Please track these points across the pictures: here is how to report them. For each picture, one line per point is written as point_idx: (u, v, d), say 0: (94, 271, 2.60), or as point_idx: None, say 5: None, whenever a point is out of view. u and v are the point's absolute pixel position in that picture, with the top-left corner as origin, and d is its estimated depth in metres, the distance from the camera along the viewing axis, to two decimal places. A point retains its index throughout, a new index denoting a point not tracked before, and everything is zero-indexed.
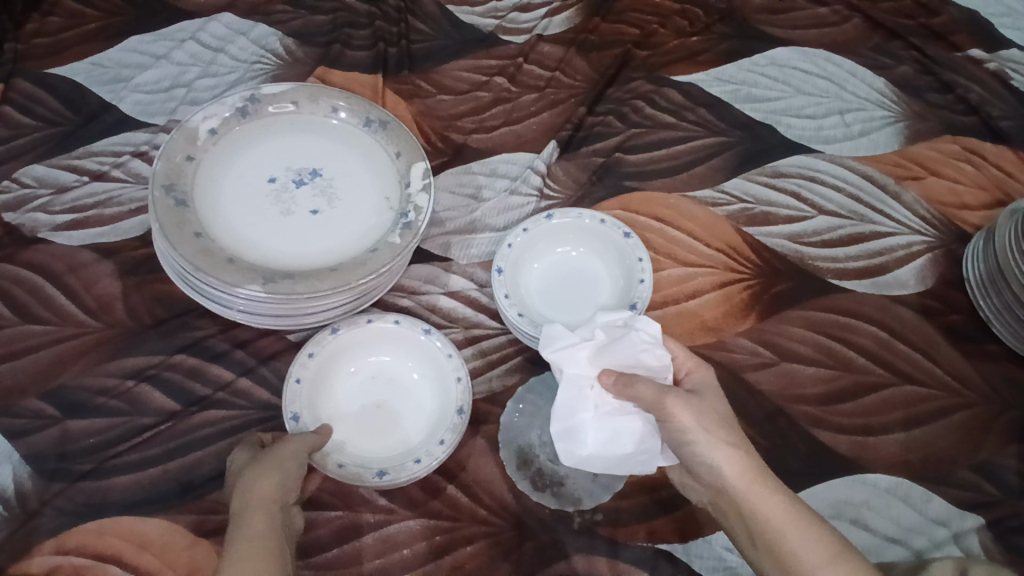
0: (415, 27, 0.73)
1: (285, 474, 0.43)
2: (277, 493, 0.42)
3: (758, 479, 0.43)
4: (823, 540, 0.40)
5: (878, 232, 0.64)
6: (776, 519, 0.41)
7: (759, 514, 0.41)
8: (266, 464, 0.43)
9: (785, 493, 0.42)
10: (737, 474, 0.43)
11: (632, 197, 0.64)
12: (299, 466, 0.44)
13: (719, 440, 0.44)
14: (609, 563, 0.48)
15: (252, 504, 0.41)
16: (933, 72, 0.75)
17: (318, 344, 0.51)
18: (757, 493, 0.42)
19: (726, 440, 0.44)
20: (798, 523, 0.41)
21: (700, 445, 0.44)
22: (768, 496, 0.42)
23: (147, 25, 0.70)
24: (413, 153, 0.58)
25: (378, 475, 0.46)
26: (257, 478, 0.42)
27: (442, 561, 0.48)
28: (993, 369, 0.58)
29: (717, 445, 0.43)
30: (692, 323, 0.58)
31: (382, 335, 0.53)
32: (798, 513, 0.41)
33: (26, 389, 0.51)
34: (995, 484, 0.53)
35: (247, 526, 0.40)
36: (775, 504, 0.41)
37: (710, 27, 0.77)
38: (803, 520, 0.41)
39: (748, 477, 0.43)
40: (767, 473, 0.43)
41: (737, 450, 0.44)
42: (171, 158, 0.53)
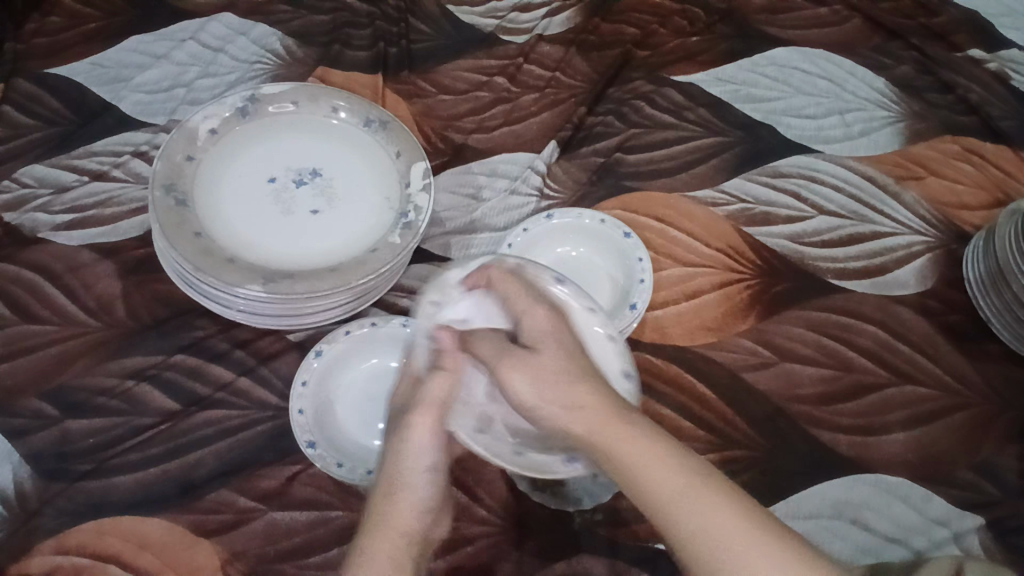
0: (415, 27, 0.73)
1: (422, 479, 0.41)
2: (420, 508, 0.40)
3: (611, 417, 0.38)
4: (695, 486, 0.35)
5: (879, 232, 0.64)
6: (641, 472, 0.36)
7: (613, 449, 0.37)
8: (398, 463, 0.42)
9: (649, 427, 0.38)
10: (598, 412, 0.38)
11: (632, 197, 0.65)
12: (436, 470, 0.42)
13: (552, 394, 0.40)
14: (609, 563, 0.48)
15: (396, 512, 0.40)
16: (933, 73, 0.75)
17: (466, 273, 0.55)
18: (614, 440, 0.37)
19: (562, 387, 0.39)
20: (675, 472, 0.35)
21: (540, 403, 0.40)
22: (633, 430, 0.37)
23: (147, 25, 0.70)
24: (413, 153, 0.58)
25: (568, 464, 0.43)
26: (396, 479, 0.41)
27: (441, 561, 0.47)
28: (993, 370, 0.58)
29: (566, 403, 0.39)
30: (693, 323, 0.58)
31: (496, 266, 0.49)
32: (667, 453, 0.36)
33: (26, 389, 0.51)
34: (995, 484, 0.53)
35: (378, 540, 0.39)
36: (628, 434, 0.37)
37: (711, 27, 0.77)
38: (673, 460, 0.36)
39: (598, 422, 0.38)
40: (623, 408, 0.39)
41: (583, 396, 0.39)
42: (172, 158, 0.54)
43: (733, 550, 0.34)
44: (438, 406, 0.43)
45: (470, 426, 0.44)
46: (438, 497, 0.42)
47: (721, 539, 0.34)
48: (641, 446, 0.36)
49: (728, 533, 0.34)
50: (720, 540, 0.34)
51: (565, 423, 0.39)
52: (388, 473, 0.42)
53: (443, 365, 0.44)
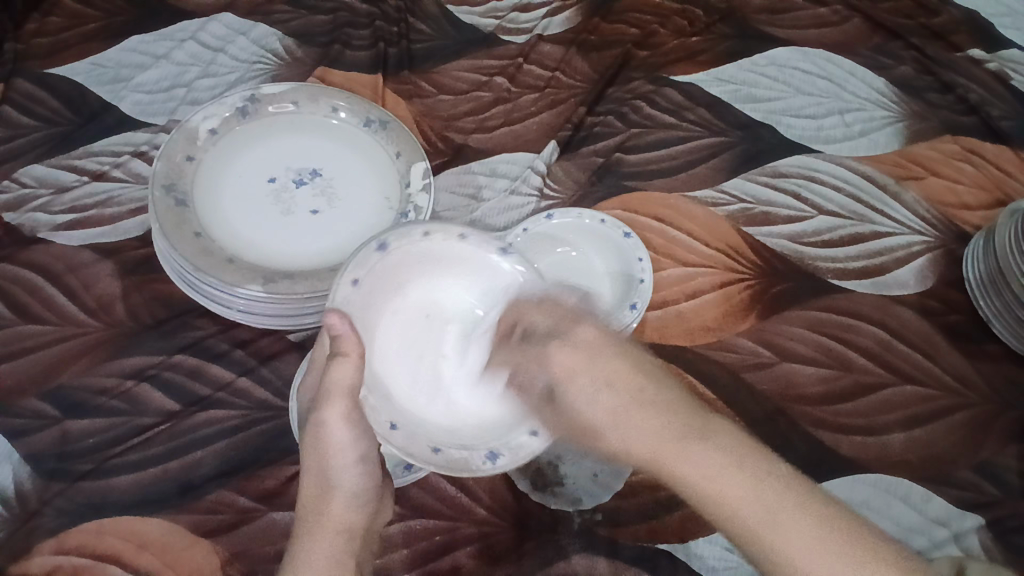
0: (415, 27, 0.73)
1: (348, 472, 0.44)
2: (351, 501, 0.43)
3: (663, 442, 0.37)
4: (778, 503, 0.35)
5: (879, 232, 0.64)
6: (708, 485, 0.36)
7: (674, 473, 0.37)
8: (326, 459, 0.44)
9: (680, 424, 0.38)
10: (641, 446, 0.38)
11: (633, 197, 0.65)
12: (365, 460, 0.45)
13: (597, 401, 0.40)
14: (609, 563, 0.48)
15: (329, 508, 0.43)
16: (933, 73, 0.75)
17: (396, 240, 0.46)
18: (674, 454, 0.37)
19: (634, 403, 0.39)
20: (747, 480, 0.35)
21: (601, 428, 0.40)
22: (693, 448, 0.37)
23: (147, 25, 0.70)
24: (413, 153, 0.58)
25: (490, 461, 0.45)
26: (325, 472, 0.44)
27: (441, 561, 0.48)
28: (994, 370, 0.58)
29: (634, 421, 0.39)
30: (693, 323, 0.58)
31: (436, 249, 0.48)
32: (740, 461, 0.36)
33: (26, 389, 0.51)
34: (995, 484, 0.53)
35: (314, 539, 0.42)
36: (684, 454, 0.37)
37: (711, 27, 0.77)
38: (748, 472, 0.36)
39: (646, 449, 0.38)
40: (686, 412, 0.39)
41: (627, 418, 0.39)
42: (172, 158, 0.54)
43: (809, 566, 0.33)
44: (347, 392, 0.43)
45: (390, 422, 0.44)
46: (367, 487, 0.45)
47: (796, 552, 0.33)
48: (708, 458, 0.36)
49: (802, 542, 0.33)
50: (801, 549, 0.33)
51: (622, 438, 0.39)
52: (318, 469, 0.44)
53: (345, 351, 0.43)
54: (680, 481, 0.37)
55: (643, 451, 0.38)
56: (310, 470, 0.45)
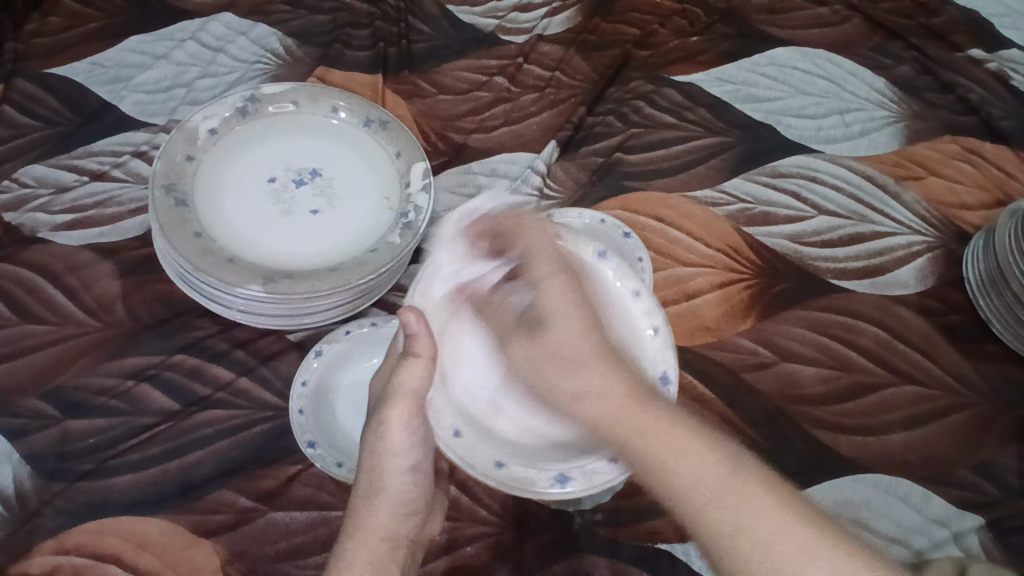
0: (415, 27, 0.73)
1: (400, 478, 0.48)
2: (400, 508, 0.46)
3: (631, 401, 0.41)
4: (781, 515, 0.34)
5: (879, 232, 0.64)
6: (704, 488, 0.35)
7: (639, 436, 0.39)
8: (381, 456, 0.48)
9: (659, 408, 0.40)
10: (613, 399, 0.41)
11: (632, 197, 0.65)
12: (417, 469, 0.49)
13: (585, 373, 0.44)
14: (609, 563, 0.48)
15: (374, 514, 0.46)
16: (933, 73, 0.75)
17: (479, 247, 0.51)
18: (673, 455, 0.37)
19: (618, 380, 0.42)
20: (715, 473, 0.35)
21: (577, 376, 0.44)
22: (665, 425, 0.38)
23: (147, 24, 0.70)
24: (413, 153, 0.58)
25: (557, 483, 0.44)
26: (382, 467, 0.48)
27: (441, 561, 0.48)
28: (994, 370, 0.58)
29: (603, 385, 0.42)
30: (692, 323, 0.58)
31: (527, 254, 0.50)
32: (740, 470, 0.35)
33: (26, 389, 0.51)
34: (995, 484, 0.53)
35: (359, 542, 0.44)
36: (653, 428, 0.38)
37: (711, 27, 0.77)
38: (747, 481, 0.35)
39: (620, 406, 0.41)
40: (655, 401, 0.41)
41: (608, 376, 0.43)
42: (172, 158, 0.54)
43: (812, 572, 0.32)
44: (412, 394, 0.47)
45: (455, 430, 0.46)
46: (421, 493, 0.48)
47: (789, 561, 0.32)
48: (708, 464, 0.36)
49: (797, 547, 0.33)
50: (796, 556, 0.32)
51: (591, 408, 0.42)
52: (370, 471, 0.47)
53: (419, 352, 0.47)
54: (635, 440, 0.39)
55: (637, 443, 0.38)
56: (364, 470, 0.47)
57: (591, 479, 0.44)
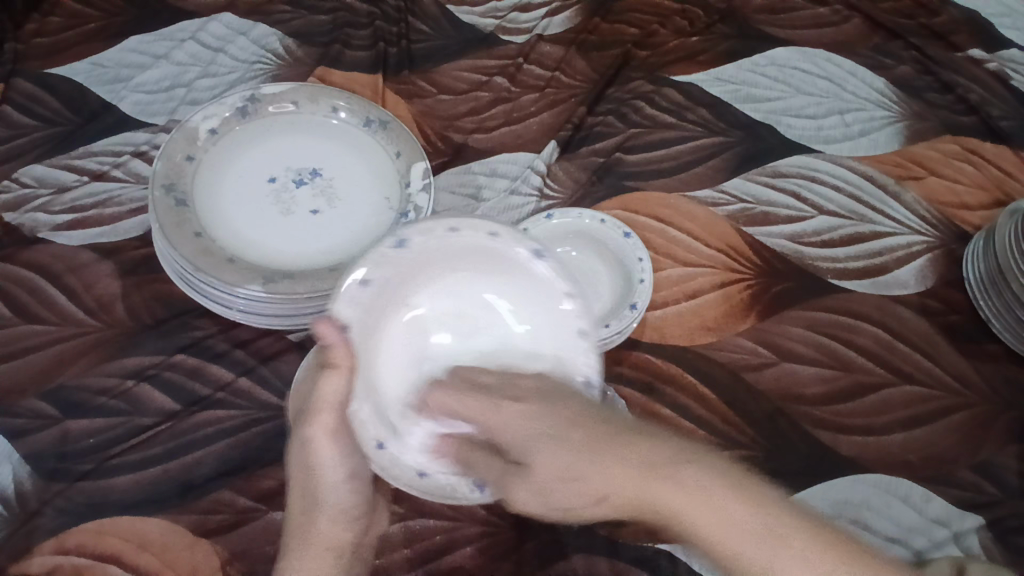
0: (415, 27, 0.73)
1: (338, 490, 0.45)
2: (339, 518, 0.45)
3: (649, 475, 0.38)
4: (758, 518, 0.35)
5: (879, 232, 0.64)
6: (683, 507, 0.37)
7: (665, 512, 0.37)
8: (313, 458, 0.46)
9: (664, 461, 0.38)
10: (626, 487, 0.38)
11: (633, 197, 0.65)
12: (356, 477, 0.46)
13: (595, 460, 0.40)
14: (609, 562, 0.48)
15: (315, 526, 0.45)
16: (933, 73, 0.75)
17: (411, 234, 0.46)
18: (712, 521, 0.36)
19: (601, 449, 0.40)
20: (754, 528, 0.35)
21: (588, 474, 0.40)
22: (688, 488, 0.37)
23: (147, 25, 0.70)
24: (413, 153, 0.58)
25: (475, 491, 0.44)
26: (316, 471, 0.46)
27: (441, 561, 0.48)
28: (994, 370, 0.58)
29: (605, 467, 0.40)
30: (692, 323, 0.58)
31: (464, 242, 0.47)
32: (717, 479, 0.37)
33: (26, 389, 0.51)
34: (995, 484, 0.53)
35: (305, 546, 0.44)
36: (676, 493, 0.37)
37: (711, 27, 0.77)
38: (720, 490, 0.37)
39: (635, 485, 0.38)
40: (672, 462, 0.38)
41: (620, 458, 0.39)
42: (172, 158, 0.54)
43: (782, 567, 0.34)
44: (334, 406, 0.44)
45: (378, 441, 0.44)
46: (359, 501, 0.46)
47: None
48: (682, 478, 0.37)
49: (771, 546, 0.35)
50: (777, 557, 0.34)
51: (607, 494, 0.39)
52: (309, 482, 0.46)
53: (335, 361, 0.43)
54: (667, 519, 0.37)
55: (627, 486, 0.38)
56: (303, 470, 0.46)
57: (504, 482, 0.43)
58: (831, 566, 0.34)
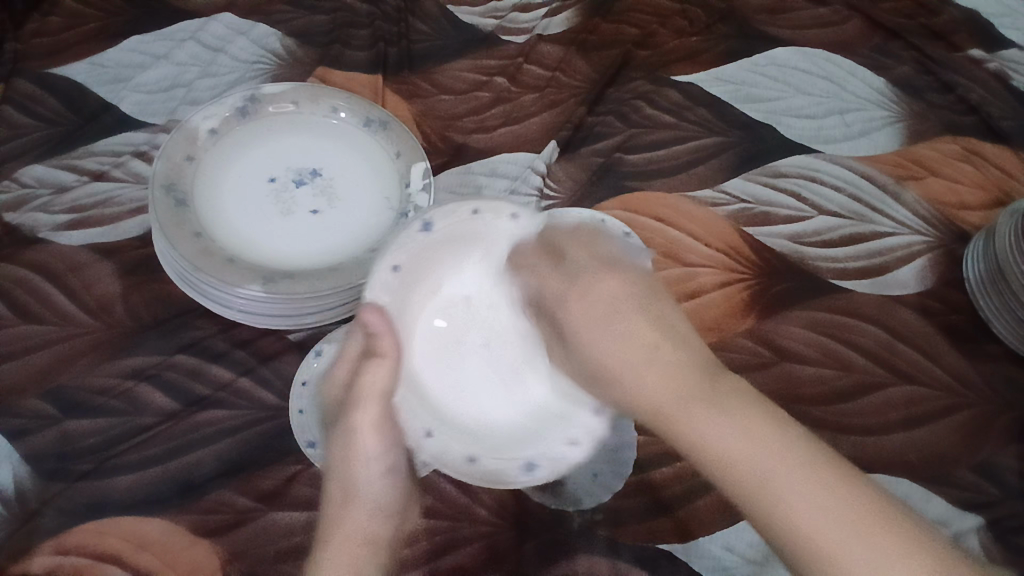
0: (415, 27, 0.73)
1: (374, 483, 0.49)
2: (373, 509, 0.48)
3: (683, 394, 0.44)
4: (793, 463, 0.39)
5: (879, 232, 0.64)
6: (728, 450, 0.41)
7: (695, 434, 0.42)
8: (351, 454, 0.50)
9: (709, 392, 0.44)
10: (664, 398, 0.45)
11: (633, 197, 0.65)
12: (394, 470, 0.51)
13: (640, 373, 0.47)
14: (609, 563, 0.48)
15: (350, 516, 0.48)
16: (933, 73, 0.75)
17: (432, 217, 0.52)
18: (736, 449, 0.40)
19: (650, 361, 0.47)
20: (772, 459, 0.40)
21: (625, 382, 0.47)
22: (725, 417, 0.42)
23: (147, 25, 0.70)
24: (413, 153, 0.58)
25: (526, 472, 0.48)
26: (353, 467, 0.50)
27: (441, 561, 0.48)
28: (994, 370, 0.58)
29: (649, 375, 0.46)
30: (693, 323, 0.58)
31: (483, 226, 0.54)
32: (756, 428, 0.41)
33: (26, 389, 0.51)
34: (995, 484, 0.53)
35: (339, 541, 0.47)
36: (718, 420, 0.42)
37: (711, 27, 0.77)
38: (765, 433, 0.41)
39: (671, 399, 0.44)
40: (718, 390, 0.44)
41: (658, 372, 0.46)
42: (172, 158, 0.54)
43: (802, 514, 0.38)
44: (378, 396, 0.50)
45: (424, 430, 0.50)
46: (394, 497, 0.50)
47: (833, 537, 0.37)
48: (726, 427, 0.41)
49: (800, 494, 0.38)
50: (790, 487, 0.39)
51: (650, 399, 0.45)
52: (346, 477, 0.50)
53: (380, 350, 0.50)
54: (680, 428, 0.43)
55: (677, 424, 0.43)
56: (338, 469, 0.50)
57: (557, 465, 0.49)
58: (841, 507, 0.38)
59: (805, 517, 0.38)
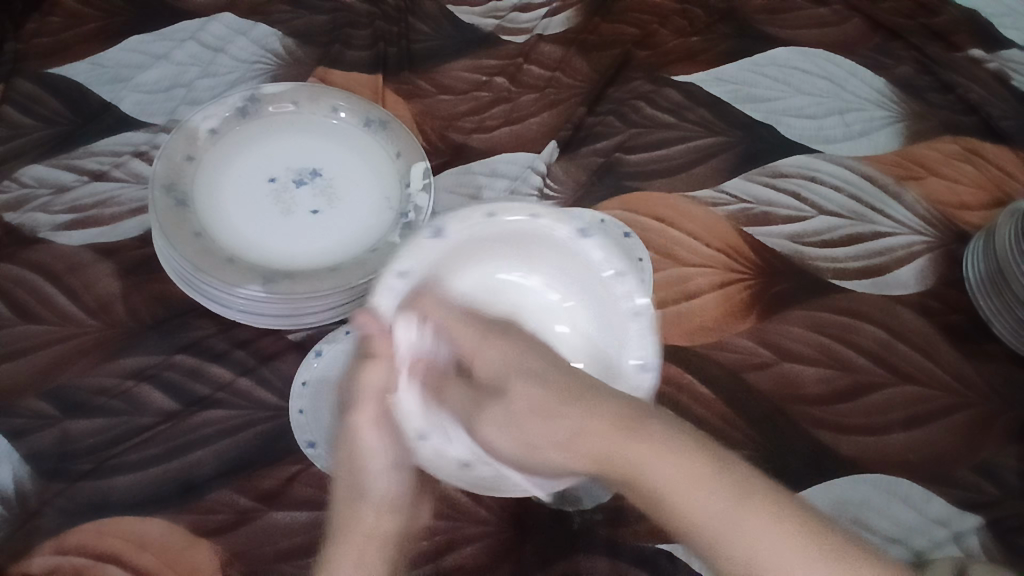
0: (415, 27, 0.73)
1: (381, 478, 0.46)
2: (382, 507, 0.45)
3: (619, 433, 0.39)
4: (725, 500, 0.36)
5: (879, 232, 0.64)
6: (665, 489, 0.37)
7: (627, 466, 0.38)
8: (355, 453, 0.46)
9: (633, 427, 0.39)
10: (599, 435, 0.40)
11: (632, 197, 0.65)
12: (398, 463, 0.46)
13: (565, 411, 0.42)
14: (609, 563, 0.48)
15: (359, 516, 0.45)
16: (933, 73, 0.75)
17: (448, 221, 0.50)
18: (676, 486, 0.37)
19: (579, 403, 0.42)
20: (712, 497, 0.36)
21: (552, 418, 0.42)
22: (660, 452, 0.38)
23: (147, 25, 0.70)
24: (413, 153, 0.58)
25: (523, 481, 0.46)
26: (359, 463, 0.46)
27: (441, 561, 0.48)
28: (994, 369, 0.58)
29: (576, 414, 0.41)
30: (692, 323, 0.58)
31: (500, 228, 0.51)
32: (690, 461, 0.37)
33: (26, 389, 0.51)
34: (995, 484, 0.53)
35: (346, 544, 0.44)
36: (647, 457, 0.38)
37: (711, 27, 0.77)
38: (690, 467, 0.37)
39: (605, 436, 0.40)
40: (643, 425, 0.39)
41: (594, 411, 0.41)
42: (172, 158, 0.54)
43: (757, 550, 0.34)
44: (376, 397, 0.46)
45: (420, 432, 0.47)
46: (400, 493, 0.46)
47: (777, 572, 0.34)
48: (658, 464, 0.37)
49: (750, 529, 0.35)
50: (736, 526, 0.35)
51: (581, 444, 0.40)
52: (348, 475, 0.47)
53: (378, 352, 0.46)
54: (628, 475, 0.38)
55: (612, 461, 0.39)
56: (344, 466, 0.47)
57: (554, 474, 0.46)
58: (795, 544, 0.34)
59: (761, 554, 0.34)
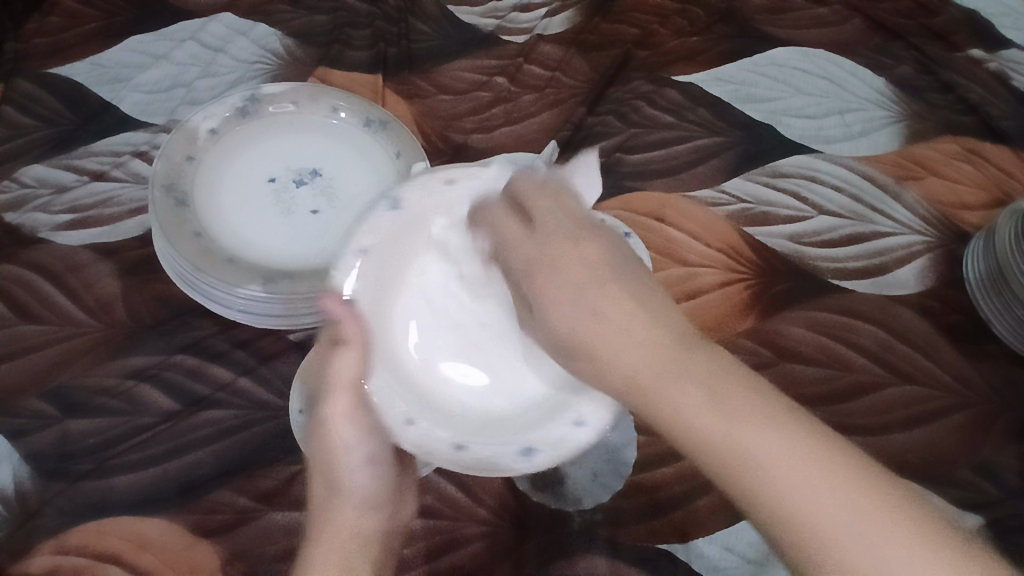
0: (415, 27, 0.73)
1: (359, 474, 0.48)
2: (360, 503, 0.47)
3: (662, 359, 0.36)
4: (779, 437, 0.33)
5: (879, 232, 0.64)
6: (712, 432, 0.33)
7: (662, 397, 0.35)
8: (328, 454, 0.48)
9: (678, 350, 0.37)
10: (639, 363, 0.37)
11: (633, 197, 0.65)
12: (373, 461, 0.48)
13: (609, 338, 0.38)
14: (609, 563, 0.48)
15: (338, 511, 0.46)
16: (933, 73, 0.75)
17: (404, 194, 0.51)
18: (719, 417, 0.34)
19: (624, 323, 0.38)
20: (769, 440, 0.33)
21: (586, 348, 0.39)
22: (700, 378, 0.35)
23: (147, 25, 0.70)
24: (413, 153, 0.58)
25: (525, 457, 0.45)
26: (334, 460, 0.47)
27: (442, 561, 0.48)
28: (994, 369, 0.58)
29: (624, 341, 0.38)
30: (693, 323, 0.58)
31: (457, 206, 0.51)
32: (754, 411, 0.34)
33: (26, 389, 0.51)
34: (995, 484, 0.53)
35: (326, 539, 0.44)
36: (691, 390, 0.35)
37: (711, 27, 0.77)
38: (740, 399, 0.34)
39: (648, 368, 0.36)
40: (692, 353, 0.36)
41: (637, 334, 0.38)
42: (172, 158, 0.55)
43: (808, 507, 0.31)
44: (349, 386, 0.47)
45: (405, 417, 0.47)
46: (382, 490, 0.47)
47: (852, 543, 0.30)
48: (702, 398, 0.35)
49: (801, 476, 0.32)
50: (793, 473, 0.32)
51: (617, 366, 0.38)
52: (327, 475, 0.48)
53: (345, 339, 0.47)
54: (644, 391, 0.36)
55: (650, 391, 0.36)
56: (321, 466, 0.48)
57: (558, 453, 0.45)
58: (868, 501, 0.31)
59: (801, 499, 0.31)
